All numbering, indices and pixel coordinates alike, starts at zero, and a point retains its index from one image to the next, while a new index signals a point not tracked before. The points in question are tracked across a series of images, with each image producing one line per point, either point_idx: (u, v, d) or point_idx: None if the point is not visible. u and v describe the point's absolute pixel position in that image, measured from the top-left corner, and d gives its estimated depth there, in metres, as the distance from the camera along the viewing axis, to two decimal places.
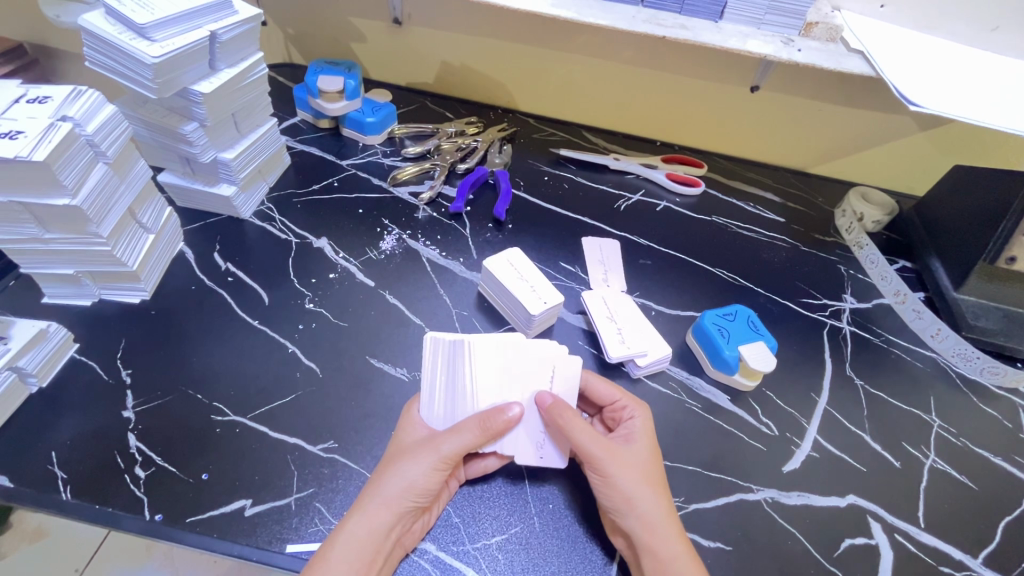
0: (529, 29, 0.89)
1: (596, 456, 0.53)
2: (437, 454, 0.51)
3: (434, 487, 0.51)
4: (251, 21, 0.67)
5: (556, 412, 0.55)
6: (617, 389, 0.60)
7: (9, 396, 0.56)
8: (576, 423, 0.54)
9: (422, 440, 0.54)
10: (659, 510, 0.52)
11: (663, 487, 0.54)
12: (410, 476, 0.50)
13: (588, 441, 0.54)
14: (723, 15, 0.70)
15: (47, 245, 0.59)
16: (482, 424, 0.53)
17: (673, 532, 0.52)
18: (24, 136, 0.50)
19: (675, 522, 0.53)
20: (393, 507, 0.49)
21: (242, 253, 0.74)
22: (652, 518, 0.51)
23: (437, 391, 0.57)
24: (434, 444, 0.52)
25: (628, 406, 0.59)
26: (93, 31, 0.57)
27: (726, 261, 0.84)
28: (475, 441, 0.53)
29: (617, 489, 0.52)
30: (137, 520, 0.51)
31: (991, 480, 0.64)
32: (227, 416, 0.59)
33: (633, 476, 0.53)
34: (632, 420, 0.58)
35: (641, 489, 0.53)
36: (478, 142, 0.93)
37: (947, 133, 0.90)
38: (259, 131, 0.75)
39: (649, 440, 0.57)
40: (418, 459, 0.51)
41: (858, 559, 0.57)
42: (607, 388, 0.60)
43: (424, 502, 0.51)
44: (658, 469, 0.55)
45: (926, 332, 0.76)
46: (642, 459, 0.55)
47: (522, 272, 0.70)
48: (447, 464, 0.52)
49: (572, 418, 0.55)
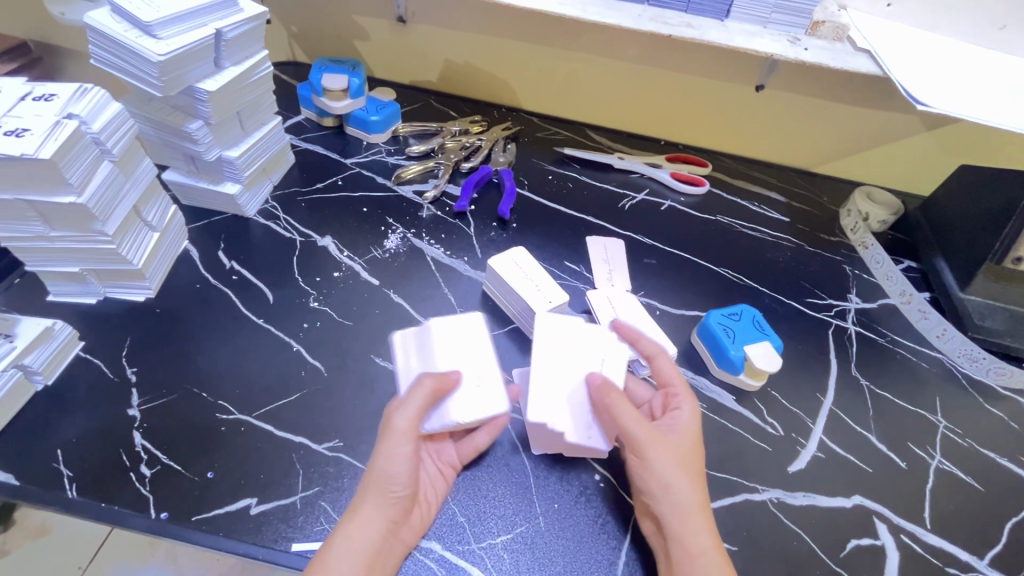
0: (533, 27, 0.89)
1: (640, 439, 0.53)
2: (394, 432, 0.51)
3: (406, 470, 0.51)
4: (257, 19, 0.67)
5: (606, 391, 0.55)
6: (676, 374, 0.60)
7: (15, 394, 0.56)
8: (624, 405, 0.54)
9: (387, 426, 0.54)
10: (693, 501, 0.52)
11: (700, 478, 0.54)
12: (381, 465, 0.50)
13: (633, 423, 0.53)
14: (729, 13, 0.69)
15: (52, 243, 0.59)
16: (421, 386, 0.53)
17: (705, 524, 0.52)
18: (30, 134, 0.50)
19: (706, 513, 0.52)
20: (375, 500, 0.50)
21: (246, 251, 0.74)
22: (685, 508, 0.51)
23: (410, 377, 0.58)
24: (390, 424, 0.52)
25: (679, 395, 0.58)
26: (99, 29, 0.57)
27: (731, 260, 0.83)
28: (420, 402, 0.52)
29: (655, 474, 0.52)
30: (143, 518, 0.51)
31: (998, 481, 0.64)
32: (232, 414, 0.59)
33: (672, 465, 0.53)
34: (678, 409, 0.57)
35: (678, 479, 0.52)
36: (482, 141, 0.93)
37: (953, 132, 0.90)
38: (264, 130, 0.75)
39: (692, 431, 0.56)
40: (384, 445, 0.51)
41: (864, 560, 0.57)
42: (669, 371, 0.60)
43: (403, 491, 0.50)
44: (697, 460, 0.55)
45: (931, 332, 0.76)
46: (684, 448, 0.55)
47: (526, 271, 0.70)
48: (409, 442, 0.51)
49: (621, 400, 0.54)
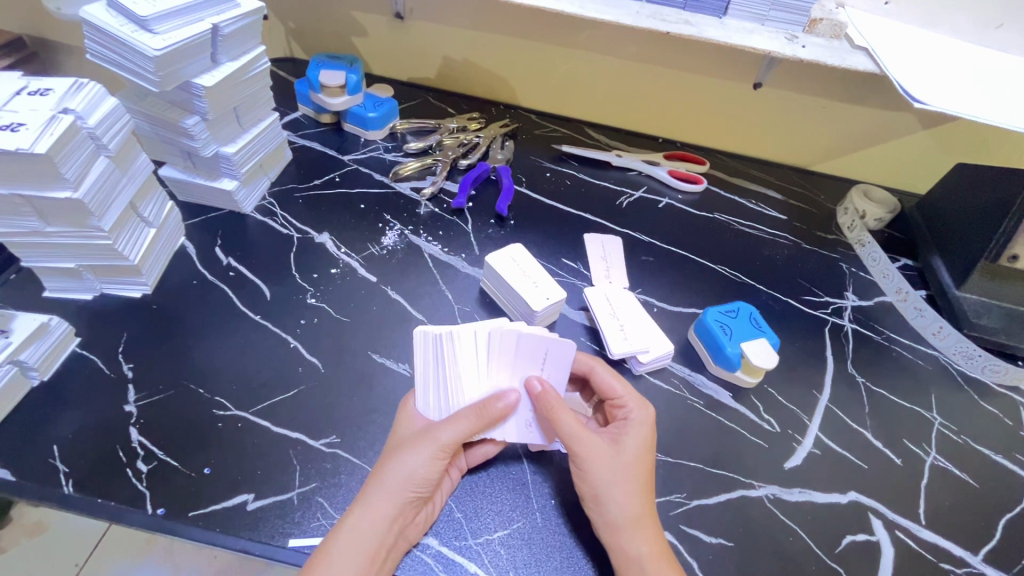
0: (531, 24, 0.89)
1: (580, 449, 0.54)
2: (436, 443, 0.51)
3: (434, 476, 0.51)
4: (254, 15, 0.66)
5: (546, 402, 0.55)
6: (620, 384, 0.60)
7: (10, 389, 0.56)
8: (565, 415, 0.55)
9: (419, 431, 0.54)
10: (634, 511, 0.52)
11: (645, 487, 0.54)
12: (410, 467, 0.51)
13: (574, 434, 0.54)
14: (728, 10, 0.69)
15: (48, 239, 0.59)
16: (480, 412, 0.53)
17: (646, 533, 0.51)
18: (25, 128, 0.50)
19: (650, 522, 0.52)
20: (395, 498, 0.50)
21: (243, 247, 0.74)
22: (625, 517, 0.51)
23: (431, 384, 0.56)
24: (432, 434, 0.52)
25: (628, 404, 0.58)
26: (96, 24, 0.56)
27: (728, 258, 0.83)
28: (473, 428, 0.53)
29: (593, 483, 0.53)
30: (139, 513, 0.51)
31: (992, 478, 0.64)
32: (228, 410, 0.58)
33: (614, 475, 0.53)
34: (628, 419, 0.57)
35: (619, 488, 0.52)
36: (480, 138, 0.92)
37: (950, 130, 0.90)
38: (261, 126, 0.75)
39: (641, 441, 0.56)
40: (418, 450, 0.51)
41: (859, 555, 0.57)
42: (610, 382, 0.59)
43: (424, 492, 0.51)
44: (642, 468, 0.55)
45: (927, 330, 0.76)
46: (628, 457, 0.54)
47: (524, 268, 0.70)
48: (445, 453, 0.52)
49: (559, 409, 0.55)
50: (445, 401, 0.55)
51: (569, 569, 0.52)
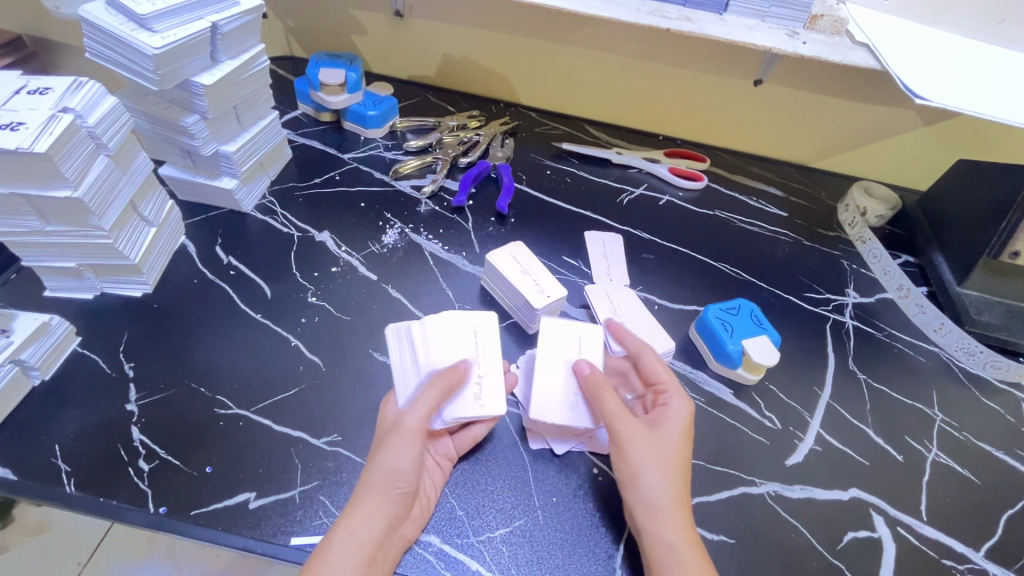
0: (531, 21, 0.89)
1: (620, 431, 0.55)
2: (405, 431, 0.52)
3: (412, 469, 0.51)
4: (253, 12, 0.66)
5: (594, 382, 0.57)
6: (668, 372, 0.60)
7: (11, 388, 0.56)
8: (608, 398, 0.56)
9: (392, 422, 0.54)
10: (668, 496, 0.52)
11: (680, 475, 0.54)
12: (386, 461, 0.51)
13: (615, 415, 0.56)
14: (728, 6, 0.69)
15: (48, 238, 0.58)
16: (436, 385, 0.54)
17: (678, 519, 0.52)
18: (25, 128, 0.50)
19: (682, 509, 0.53)
20: (381, 497, 0.50)
21: (244, 246, 0.73)
22: (659, 500, 0.52)
23: (402, 376, 0.57)
24: (399, 422, 0.52)
25: (670, 391, 0.59)
26: (95, 23, 0.56)
27: (729, 255, 0.83)
28: (432, 400, 0.53)
29: (630, 466, 0.54)
30: (141, 512, 0.51)
31: (993, 474, 0.64)
32: (230, 409, 0.58)
33: (651, 459, 0.54)
34: (668, 405, 0.58)
35: (655, 472, 0.53)
36: (480, 136, 0.92)
37: (951, 126, 0.90)
38: (261, 124, 0.75)
39: (680, 428, 0.56)
40: (391, 443, 0.52)
41: (861, 552, 0.57)
42: (656, 368, 0.60)
43: (409, 488, 0.51)
44: (680, 457, 0.55)
45: (929, 327, 0.76)
46: (666, 443, 0.55)
47: (525, 266, 0.70)
48: (417, 440, 0.52)
49: (605, 392, 0.56)
50: (413, 385, 0.56)
51: (571, 566, 0.52)
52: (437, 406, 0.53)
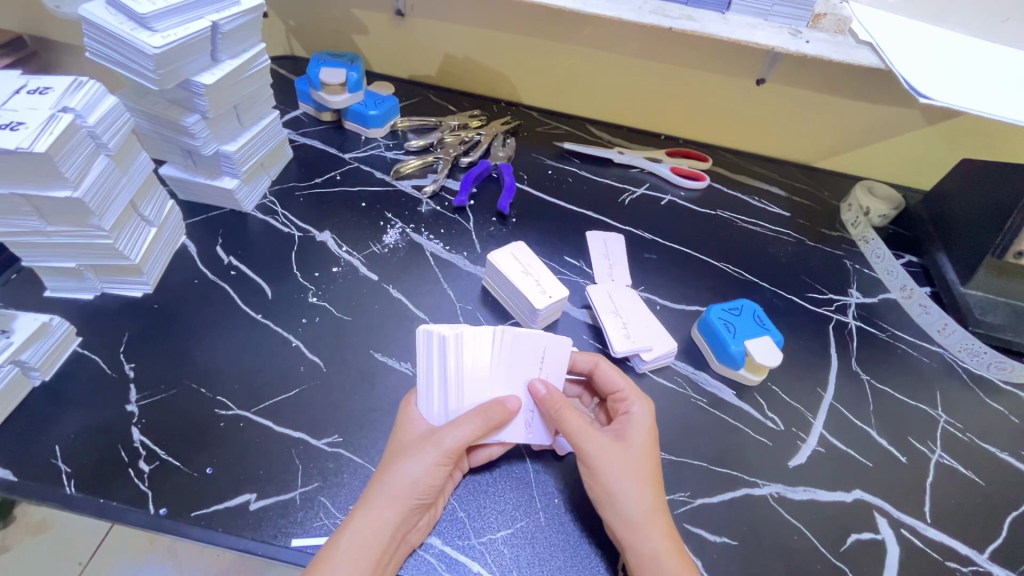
0: (532, 20, 0.88)
1: (586, 449, 0.54)
2: (439, 449, 0.51)
3: (437, 484, 0.51)
4: (254, 12, 0.66)
5: (549, 402, 0.55)
6: (622, 378, 0.60)
7: (11, 389, 0.56)
8: (568, 416, 0.54)
9: (423, 436, 0.53)
10: (646, 506, 0.52)
11: (653, 482, 0.54)
12: (413, 473, 0.50)
13: (580, 434, 0.54)
14: (731, 5, 0.69)
15: (48, 238, 0.58)
16: (483, 414, 0.53)
17: (659, 529, 0.51)
18: (25, 128, 0.50)
19: (662, 518, 0.52)
20: (397, 506, 0.49)
21: (245, 246, 0.73)
22: (636, 514, 0.51)
23: (432, 385, 0.55)
24: (435, 439, 0.51)
25: (628, 398, 0.58)
26: (95, 22, 0.56)
27: (731, 255, 0.83)
28: (475, 432, 0.52)
29: (602, 484, 0.53)
30: (142, 513, 0.51)
31: (997, 476, 0.64)
32: (231, 409, 0.58)
33: (620, 471, 0.53)
34: (629, 413, 0.57)
35: (627, 485, 0.52)
36: (482, 135, 0.92)
37: (954, 125, 0.89)
38: (262, 124, 0.75)
39: (646, 434, 0.56)
40: (420, 456, 0.51)
41: (864, 554, 0.57)
42: (611, 376, 0.60)
43: (426, 499, 0.51)
44: (650, 464, 0.54)
45: (932, 327, 0.76)
46: (633, 453, 0.54)
47: (527, 267, 0.70)
48: (448, 459, 0.51)
49: (565, 410, 0.54)
50: (448, 406, 0.55)
51: (573, 569, 0.52)
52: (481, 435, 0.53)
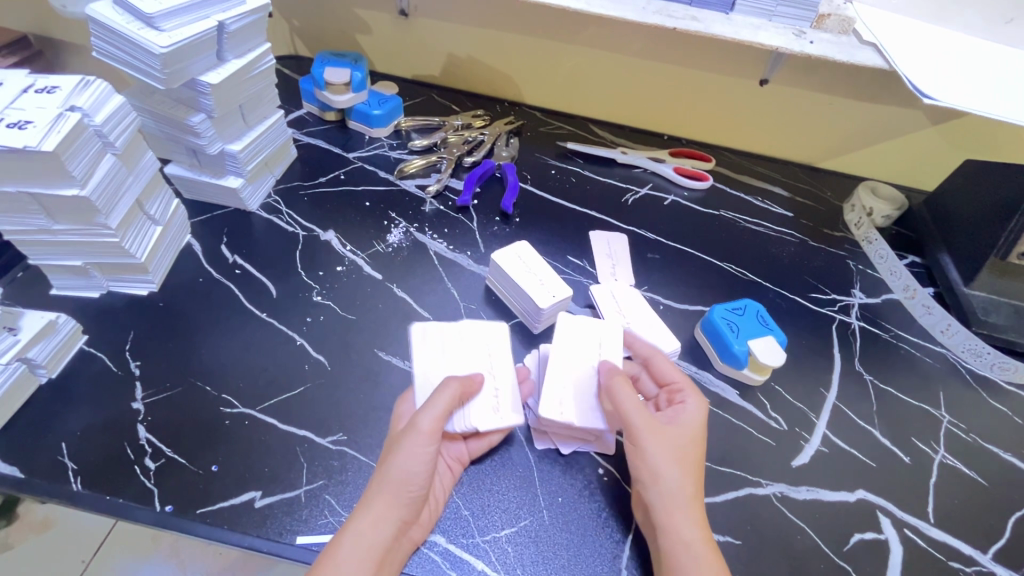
0: (536, 20, 0.88)
1: (639, 426, 0.54)
2: (418, 434, 0.51)
3: (423, 471, 0.50)
4: (259, 11, 0.66)
5: (606, 373, 0.56)
6: (679, 372, 0.60)
7: (18, 387, 0.56)
8: (629, 393, 0.55)
9: (404, 427, 0.53)
10: (686, 492, 0.52)
11: (694, 471, 0.54)
12: (398, 463, 0.50)
13: (636, 410, 0.54)
14: (735, 6, 0.69)
15: (55, 237, 0.59)
16: (454, 387, 0.54)
17: (695, 517, 0.51)
18: (33, 126, 0.50)
19: (698, 507, 0.52)
20: (392, 499, 0.49)
21: (249, 245, 0.74)
22: (678, 497, 0.52)
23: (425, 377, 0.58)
24: (413, 425, 0.52)
25: (685, 390, 0.58)
26: (103, 22, 0.56)
27: (734, 255, 0.83)
28: (448, 403, 0.53)
29: (648, 462, 0.53)
30: (148, 510, 0.51)
31: (1001, 476, 0.64)
32: (236, 407, 0.59)
33: (667, 454, 0.53)
34: (682, 403, 0.57)
35: (673, 469, 0.53)
36: (485, 135, 0.92)
37: (958, 126, 0.89)
38: (266, 123, 0.75)
39: (698, 426, 0.56)
40: (403, 445, 0.51)
41: (867, 554, 0.57)
42: (668, 368, 0.60)
43: (419, 490, 0.50)
44: (694, 454, 0.55)
45: (935, 328, 0.76)
46: (680, 439, 0.55)
47: (530, 266, 0.70)
48: (430, 443, 0.51)
49: (625, 387, 0.55)
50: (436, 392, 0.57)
51: (576, 567, 0.52)
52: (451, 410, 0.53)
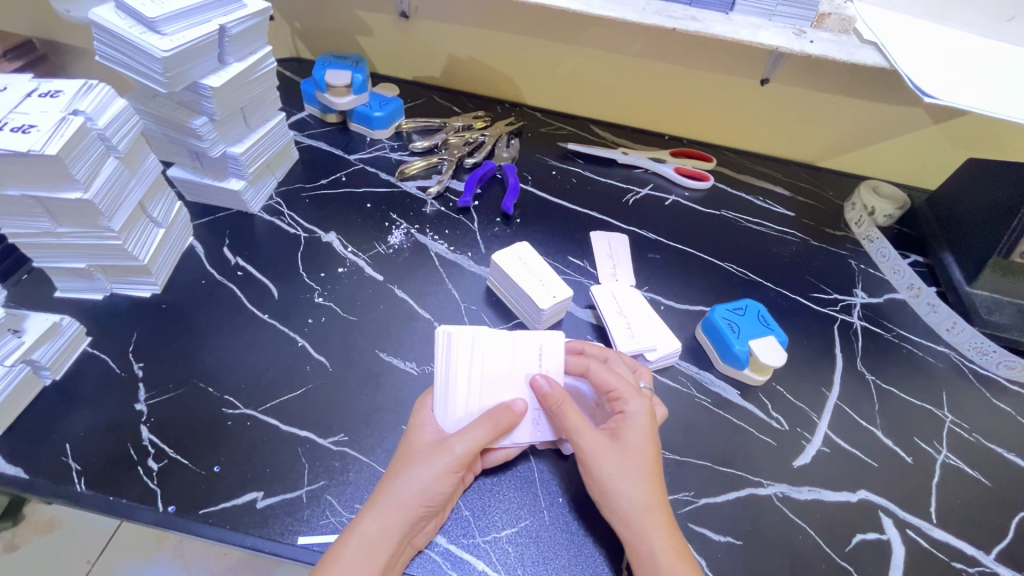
0: (537, 22, 0.89)
1: (581, 449, 0.53)
2: (450, 457, 0.51)
3: (445, 491, 0.51)
4: (260, 14, 0.67)
5: (550, 400, 0.54)
6: (617, 376, 0.57)
7: (23, 388, 0.57)
8: (569, 412, 0.54)
9: (432, 442, 0.52)
10: (642, 501, 0.51)
11: (651, 478, 0.53)
12: (422, 480, 0.50)
13: (577, 433, 0.53)
14: (734, 6, 0.69)
15: (59, 239, 0.59)
16: (492, 421, 0.52)
17: (658, 524, 0.51)
18: (36, 130, 0.50)
19: (661, 514, 0.51)
20: (405, 512, 0.49)
21: (251, 247, 0.74)
22: (633, 511, 0.51)
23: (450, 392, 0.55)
24: (446, 446, 0.51)
25: (624, 396, 0.56)
26: (104, 26, 0.57)
27: (736, 255, 0.83)
28: (483, 438, 0.51)
29: (598, 483, 0.52)
30: (151, 511, 0.52)
31: (1004, 476, 0.63)
32: (238, 408, 0.59)
33: (615, 470, 0.52)
34: (625, 411, 0.55)
35: (621, 483, 0.52)
36: (486, 136, 0.92)
37: (961, 125, 0.89)
38: (268, 126, 0.75)
39: (643, 433, 0.54)
40: (430, 462, 0.50)
41: (870, 554, 0.57)
42: (606, 376, 0.57)
43: (434, 505, 0.51)
44: (650, 461, 0.53)
45: (941, 326, 0.76)
46: (630, 451, 0.53)
47: (531, 267, 0.70)
48: (458, 467, 0.51)
49: (566, 408, 0.54)
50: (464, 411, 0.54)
51: (576, 568, 0.52)
52: (488, 440, 0.52)
